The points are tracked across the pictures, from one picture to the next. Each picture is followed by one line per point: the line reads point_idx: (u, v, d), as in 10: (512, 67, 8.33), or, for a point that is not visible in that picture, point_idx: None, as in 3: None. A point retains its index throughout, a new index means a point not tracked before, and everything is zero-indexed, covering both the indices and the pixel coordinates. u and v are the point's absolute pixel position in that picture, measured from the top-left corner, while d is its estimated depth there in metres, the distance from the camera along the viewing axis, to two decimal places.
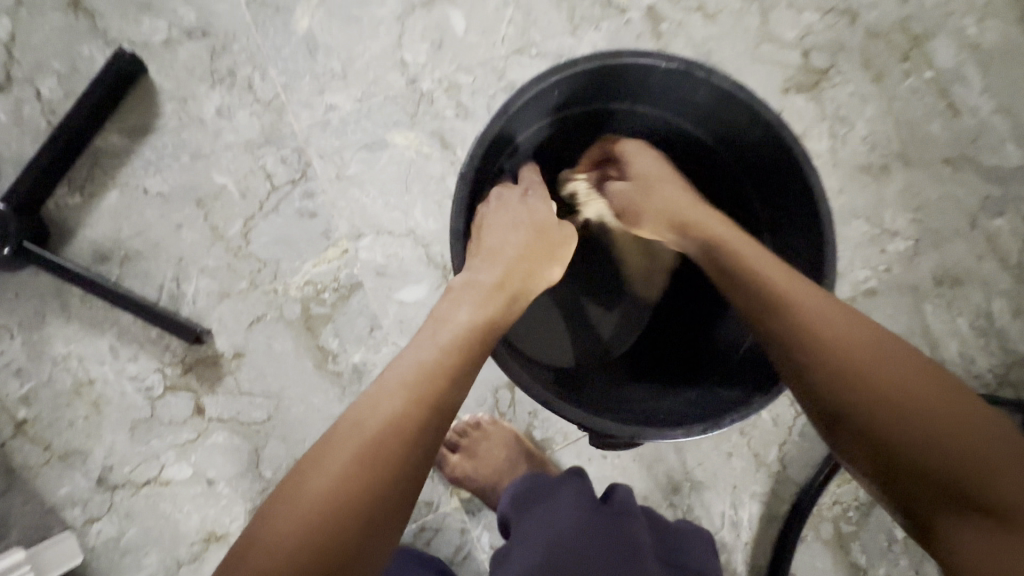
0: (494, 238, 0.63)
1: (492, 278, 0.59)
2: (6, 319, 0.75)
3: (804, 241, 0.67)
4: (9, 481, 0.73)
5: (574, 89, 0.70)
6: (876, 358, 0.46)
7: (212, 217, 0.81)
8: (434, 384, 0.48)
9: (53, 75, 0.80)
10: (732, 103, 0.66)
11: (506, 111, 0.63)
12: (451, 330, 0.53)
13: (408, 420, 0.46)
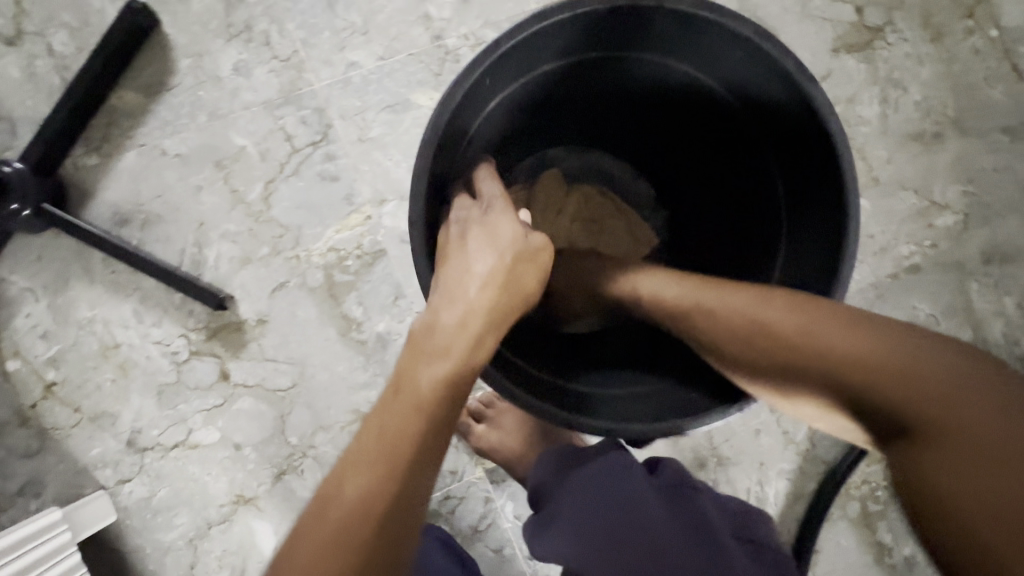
0: (455, 274, 0.53)
1: (456, 319, 0.51)
2: (30, 282, 0.74)
3: (826, 212, 0.59)
4: (40, 442, 0.74)
5: (561, 46, 0.61)
6: (801, 333, 0.47)
7: (232, 180, 0.78)
8: (398, 455, 0.44)
9: (64, 28, 0.77)
10: (751, 52, 0.57)
11: (484, 72, 0.53)
12: (415, 389, 0.47)
13: (375, 501, 0.42)
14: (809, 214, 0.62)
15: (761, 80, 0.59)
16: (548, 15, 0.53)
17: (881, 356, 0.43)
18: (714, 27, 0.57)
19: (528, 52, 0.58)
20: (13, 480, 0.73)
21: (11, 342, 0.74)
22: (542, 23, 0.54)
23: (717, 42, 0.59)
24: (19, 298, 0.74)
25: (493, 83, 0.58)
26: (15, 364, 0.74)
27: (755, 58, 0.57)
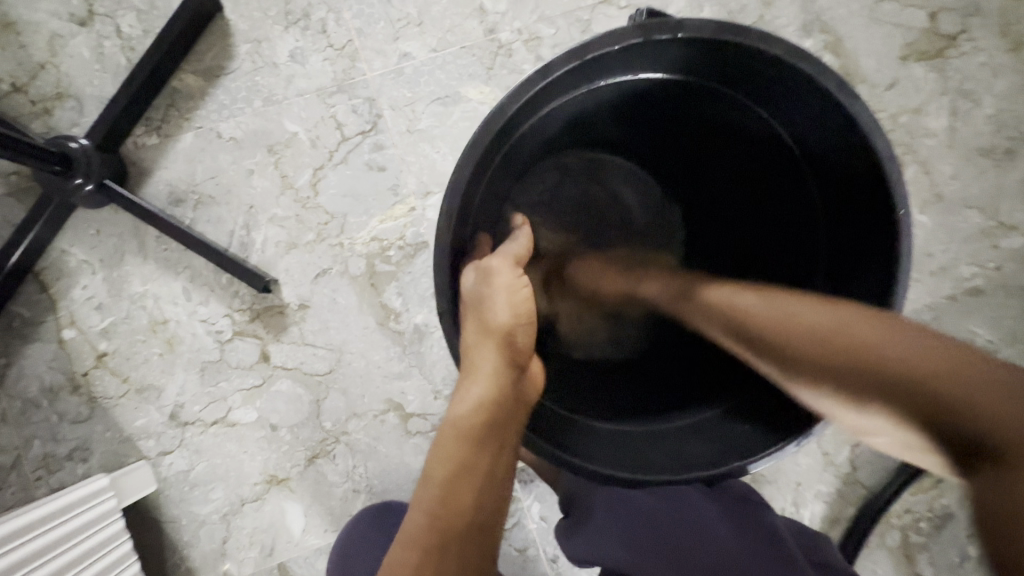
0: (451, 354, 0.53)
1: (463, 390, 0.51)
2: (88, 254, 0.77)
3: (869, 241, 0.55)
4: (90, 409, 0.76)
5: (603, 69, 0.56)
6: (845, 331, 0.46)
7: (283, 165, 0.80)
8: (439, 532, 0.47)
9: (132, 11, 0.79)
10: (805, 87, 0.52)
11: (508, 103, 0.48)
12: (440, 462, 0.50)
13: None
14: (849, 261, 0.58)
15: (816, 117, 0.54)
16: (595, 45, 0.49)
17: (927, 355, 0.42)
18: (763, 62, 0.52)
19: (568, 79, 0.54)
20: (63, 444, 0.75)
21: (67, 311, 0.77)
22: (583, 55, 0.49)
23: (777, 80, 0.54)
24: (77, 269, 0.77)
25: (528, 109, 0.54)
26: (70, 333, 0.77)
27: (818, 98, 0.51)
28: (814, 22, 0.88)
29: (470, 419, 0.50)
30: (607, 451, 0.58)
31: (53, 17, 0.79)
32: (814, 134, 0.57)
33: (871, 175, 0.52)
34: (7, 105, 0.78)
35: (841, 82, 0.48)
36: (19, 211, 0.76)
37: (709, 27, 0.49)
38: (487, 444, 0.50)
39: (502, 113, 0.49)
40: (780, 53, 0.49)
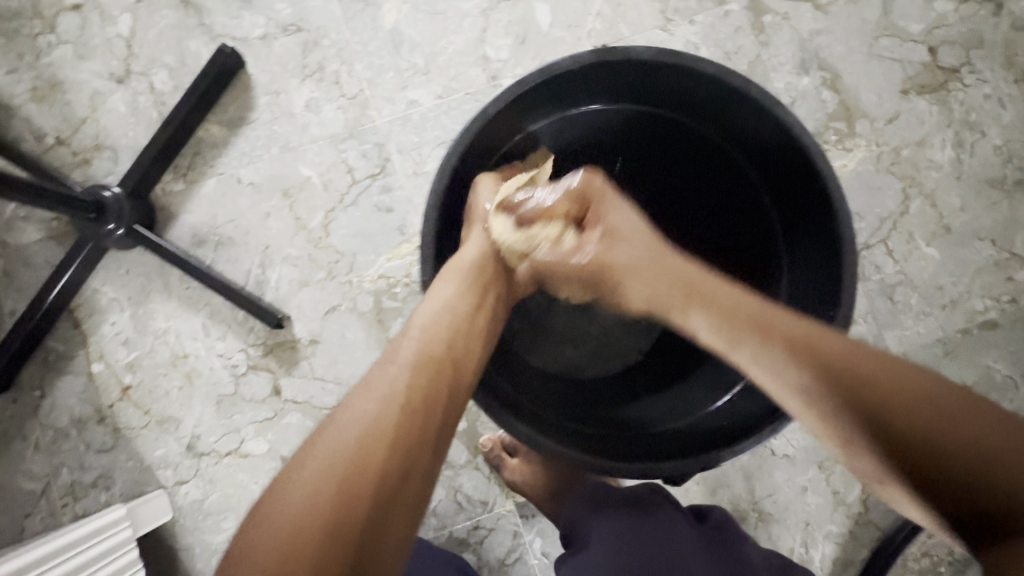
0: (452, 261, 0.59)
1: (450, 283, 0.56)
2: (118, 293, 0.83)
3: (818, 238, 0.62)
4: (115, 439, 0.81)
5: (564, 93, 0.64)
6: (878, 377, 0.43)
7: (297, 208, 0.84)
8: (412, 387, 0.47)
9: (165, 69, 0.87)
10: (740, 101, 0.61)
11: (482, 115, 0.56)
12: (415, 337, 0.51)
13: (382, 424, 0.44)
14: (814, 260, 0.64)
15: (757, 128, 0.62)
16: (560, 64, 0.57)
17: (963, 421, 0.40)
18: (706, 83, 0.60)
19: (537, 95, 0.61)
20: (88, 472, 0.80)
21: (96, 346, 0.82)
22: (550, 72, 0.58)
23: (723, 97, 0.62)
24: (107, 307, 0.82)
25: (504, 119, 0.62)
26: (98, 366, 0.82)
27: (754, 110, 0.60)
28: (812, 58, 0.89)
29: (466, 270, 0.57)
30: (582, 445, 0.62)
31: (95, 76, 0.86)
32: (758, 144, 0.65)
33: (807, 173, 0.60)
34: (51, 156, 0.85)
35: (767, 91, 0.57)
36: (58, 253, 0.82)
37: (651, 51, 0.57)
38: (479, 297, 0.57)
39: (485, 116, 0.56)
40: (714, 70, 0.58)
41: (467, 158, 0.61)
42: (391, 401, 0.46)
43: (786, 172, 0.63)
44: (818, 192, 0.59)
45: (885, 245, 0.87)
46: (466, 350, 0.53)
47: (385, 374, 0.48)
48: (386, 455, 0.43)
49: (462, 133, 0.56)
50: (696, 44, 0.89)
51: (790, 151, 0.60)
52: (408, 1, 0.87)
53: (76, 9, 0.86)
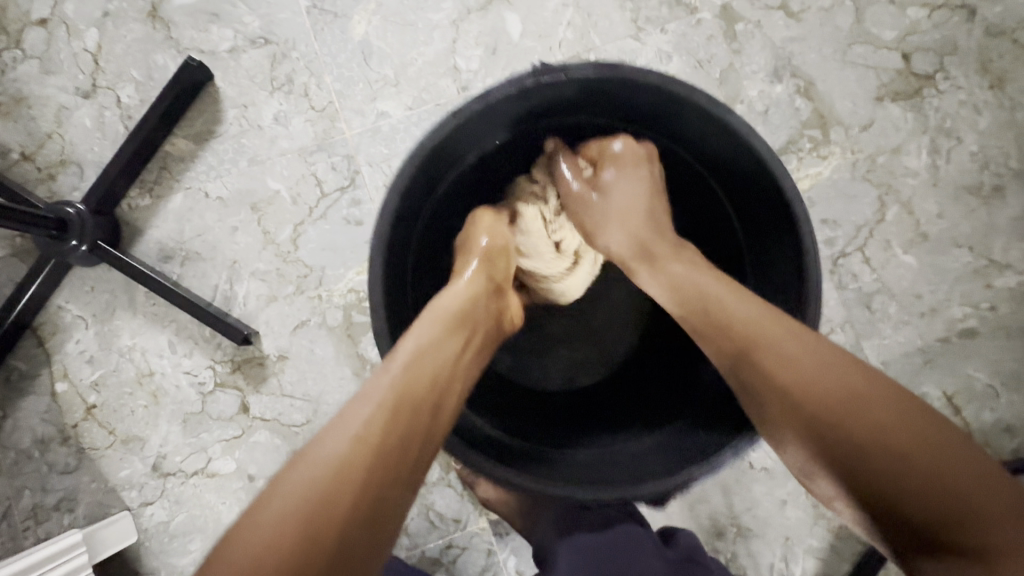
0: (446, 298, 0.59)
1: (434, 326, 0.55)
2: (83, 311, 0.81)
3: (776, 239, 0.61)
4: (79, 460, 0.79)
5: (513, 111, 0.64)
6: (843, 397, 0.45)
7: (265, 221, 0.83)
8: (390, 426, 0.47)
9: (131, 83, 0.86)
10: (689, 108, 0.60)
11: (423, 144, 0.56)
12: (395, 373, 0.50)
13: (356, 465, 0.44)
14: (771, 257, 0.64)
15: (710, 134, 0.62)
16: (494, 91, 0.57)
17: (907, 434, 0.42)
18: (654, 92, 0.59)
19: (477, 121, 0.61)
20: (51, 495, 0.78)
21: (60, 364, 0.80)
22: (485, 98, 0.58)
23: (667, 104, 0.61)
24: (71, 325, 0.81)
25: (447, 149, 0.62)
26: (62, 385, 0.80)
27: (704, 117, 0.59)
28: (786, 66, 0.88)
29: (455, 307, 0.58)
30: (557, 475, 0.60)
31: (61, 91, 0.85)
32: (713, 150, 0.65)
33: (761, 176, 0.59)
34: (15, 172, 0.84)
35: (713, 98, 0.56)
36: (21, 270, 0.81)
37: (589, 67, 0.57)
38: (463, 340, 0.56)
39: (419, 152, 0.56)
40: (658, 79, 0.57)
41: (420, 181, 0.61)
42: (361, 442, 0.45)
43: (738, 173, 0.63)
44: (768, 192, 0.59)
45: (862, 253, 0.86)
46: (445, 391, 0.52)
47: (360, 412, 0.47)
48: (352, 501, 0.43)
49: (400, 171, 0.56)
50: (668, 53, 0.88)
51: (739, 152, 0.60)
52: (377, 13, 0.87)
53: (41, 24, 0.85)
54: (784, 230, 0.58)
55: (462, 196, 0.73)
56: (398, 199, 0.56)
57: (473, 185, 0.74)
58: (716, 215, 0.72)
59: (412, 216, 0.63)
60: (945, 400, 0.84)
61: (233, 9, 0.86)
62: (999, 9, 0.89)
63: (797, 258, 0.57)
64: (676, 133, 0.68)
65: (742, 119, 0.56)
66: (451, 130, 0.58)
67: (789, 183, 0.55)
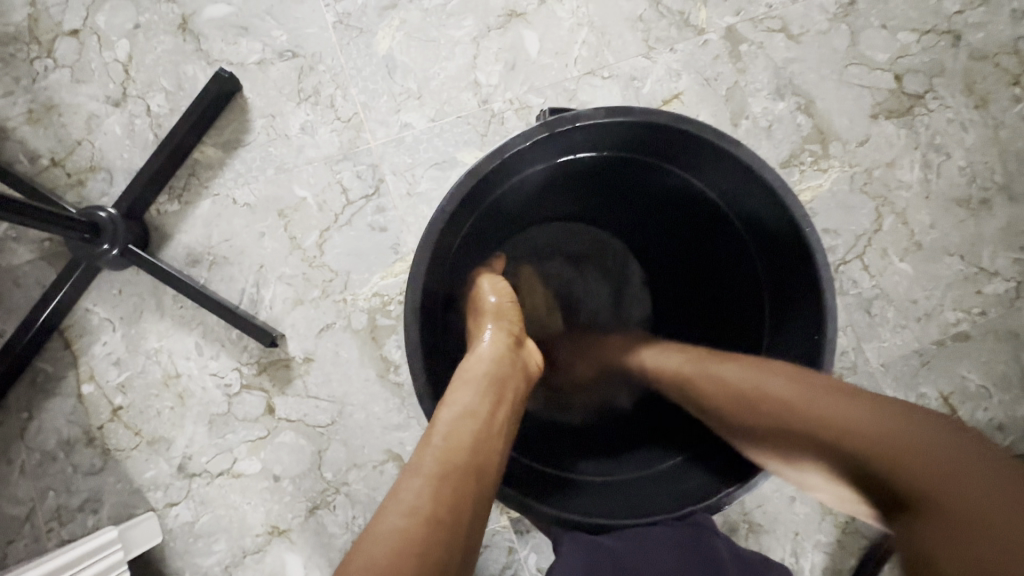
0: (470, 362, 0.60)
1: (469, 396, 0.54)
2: (110, 313, 0.82)
3: (786, 254, 0.63)
4: (104, 460, 0.80)
5: (526, 160, 0.65)
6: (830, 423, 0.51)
7: (292, 227, 0.86)
8: (452, 482, 0.47)
9: (161, 92, 0.88)
10: (694, 141, 0.61)
11: (442, 211, 0.56)
12: (439, 440, 0.50)
13: (419, 535, 0.43)
14: (784, 275, 0.66)
15: (716, 164, 0.63)
16: (511, 144, 0.58)
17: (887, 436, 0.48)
18: (662, 130, 0.61)
19: (494, 173, 0.61)
20: (76, 496, 0.79)
21: (87, 366, 0.82)
22: (500, 154, 0.58)
23: (676, 139, 0.63)
24: (98, 327, 0.82)
25: (470, 199, 0.62)
26: (88, 387, 0.81)
27: (711, 150, 0.61)
28: (787, 85, 0.94)
29: (485, 370, 0.58)
30: (602, 500, 0.65)
31: (91, 99, 0.88)
32: (716, 178, 0.66)
33: (768, 200, 0.61)
34: (45, 177, 0.86)
35: (722, 134, 0.58)
36: (50, 273, 0.82)
37: (599, 113, 0.58)
38: (497, 397, 0.56)
39: (442, 216, 0.57)
40: (667, 120, 0.58)
41: (446, 237, 0.61)
42: (415, 513, 0.44)
43: (748, 200, 0.65)
44: (778, 217, 0.61)
45: (861, 260, 0.91)
46: (493, 453, 0.52)
47: (412, 485, 0.46)
48: (416, 566, 0.41)
49: (429, 227, 0.56)
50: (677, 71, 0.93)
51: (751, 183, 0.61)
52: (401, 29, 0.91)
53: (74, 35, 0.88)
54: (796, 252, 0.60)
55: (478, 239, 0.74)
56: (432, 245, 0.57)
57: (492, 223, 0.75)
58: (726, 234, 0.74)
59: (446, 252, 0.64)
60: (942, 400, 0.88)
61: (262, 23, 0.89)
62: (981, 34, 0.96)
63: (813, 281, 0.58)
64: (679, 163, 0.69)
65: (753, 152, 0.57)
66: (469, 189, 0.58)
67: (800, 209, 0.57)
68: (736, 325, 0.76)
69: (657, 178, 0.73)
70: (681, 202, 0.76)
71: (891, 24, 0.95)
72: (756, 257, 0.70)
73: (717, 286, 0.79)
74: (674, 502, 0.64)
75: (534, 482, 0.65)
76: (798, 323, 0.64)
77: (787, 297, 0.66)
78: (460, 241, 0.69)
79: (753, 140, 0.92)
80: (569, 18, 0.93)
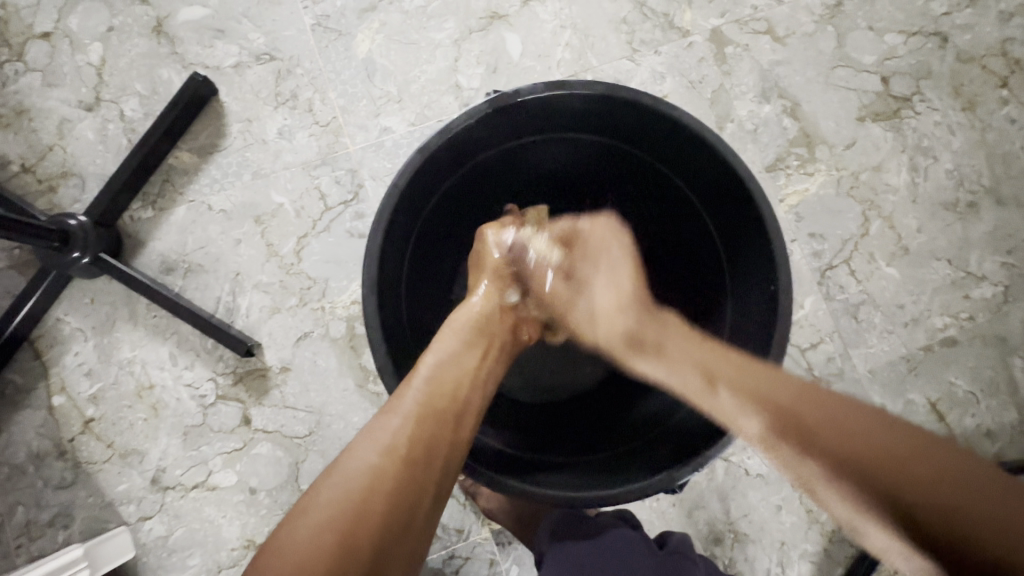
0: (459, 314, 0.61)
1: (454, 343, 0.57)
2: (81, 323, 0.80)
3: (743, 226, 0.62)
4: (75, 474, 0.78)
5: (477, 141, 0.64)
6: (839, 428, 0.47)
7: (269, 234, 0.84)
8: (424, 428, 0.49)
9: (135, 96, 0.86)
10: (640, 112, 0.61)
11: (393, 189, 0.55)
12: (415, 388, 0.51)
13: (387, 471, 0.46)
14: (740, 247, 0.65)
15: (665, 134, 0.63)
16: (454, 124, 0.57)
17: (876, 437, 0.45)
18: (607, 101, 0.60)
19: (442, 156, 0.61)
20: (46, 510, 0.77)
21: (58, 377, 0.80)
22: (447, 131, 0.57)
23: (623, 112, 0.62)
24: (69, 337, 0.80)
25: (420, 185, 0.61)
26: (59, 399, 0.79)
27: (658, 120, 0.61)
28: (773, 88, 0.92)
29: (468, 321, 0.60)
30: (570, 479, 0.60)
31: (63, 104, 0.86)
32: (668, 149, 0.66)
33: (717, 166, 0.60)
34: (15, 184, 0.84)
35: (660, 99, 0.57)
36: (20, 282, 0.81)
37: (540, 88, 0.58)
38: (481, 348, 0.58)
39: (394, 193, 0.55)
40: (608, 89, 0.58)
41: (397, 232, 0.60)
42: (391, 452, 0.47)
43: (699, 168, 0.64)
44: (730, 184, 0.60)
45: (848, 265, 0.90)
46: (468, 407, 0.53)
47: (387, 423, 0.49)
48: (387, 503, 0.45)
49: (377, 215, 0.55)
50: (662, 74, 0.92)
51: (699, 149, 0.60)
52: (381, 31, 0.89)
53: (45, 38, 0.86)
54: (749, 220, 0.59)
55: (440, 230, 0.73)
56: (382, 236, 0.55)
57: (452, 218, 0.74)
58: (689, 212, 0.72)
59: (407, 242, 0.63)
60: (929, 406, 0.87)
61: (239, 26, 0.88)
62: (969, 36, 0.95)
63: (767, 250, 0.58)
64: (634, 139, 0.68)
65: (690, 117, 0.58)
66: (417, 170, 0.57)
67: (746, 174, 0.56)
68: (704, 308, 0.74)
69: (616, 160, 0.73)
70: (642, 186, 0.75)
71: (878, 27, 0.94)
72: (715, 233, 0.69)
73: (686, 271, 0.76)
74: (639, 474, 0.59)
75: (494, 458, 0.61)
76: (761, 301, 0.61)
77: (746, 269, 0.64)
78: (416, 235, 0.67)
79: (738, 144, 0.91)
80: (552, 20, 0.91)
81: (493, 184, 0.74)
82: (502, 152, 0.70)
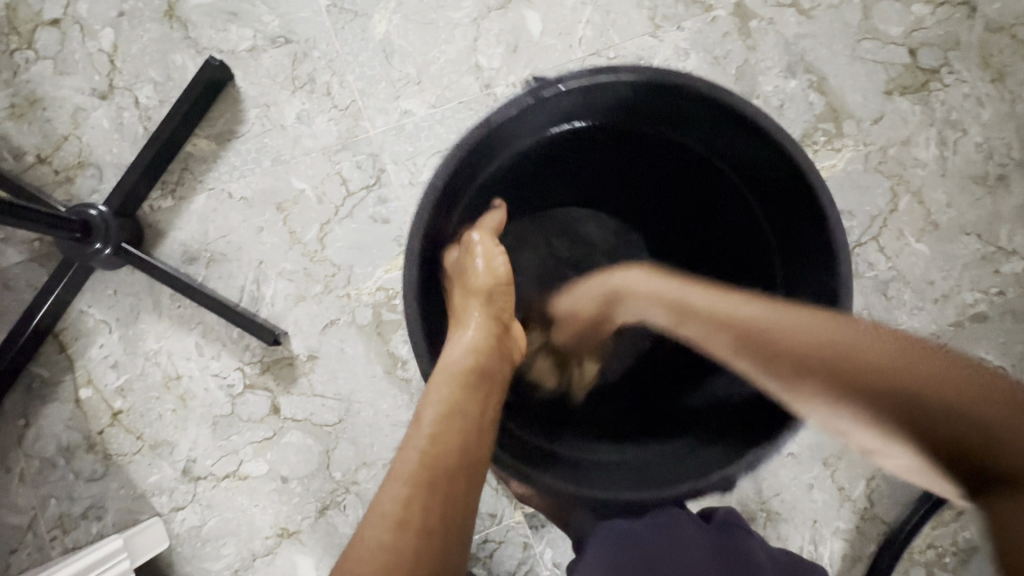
0: (453, 349, 0.56)
1: (450, 389, 0.52)
2: (105, 315, 0.80)
3: (795, 206, 0.62)
4: (106, 466, 0.78)
5: (519, 130, 0.63)
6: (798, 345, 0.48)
7: (291, 221, 0.83)
8: (434, 487, 0.45)
9: (149, 83, 0.85)
10: (689, 98, 0.61)
11: (434, 185, 0.55)
12: (418, 448, 0.47)
13: (404, 543, 0.41)
14: (788, 224, 0.66)
15: (711, 117, 0.62)
16: (500, 116, 0.57)
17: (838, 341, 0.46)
18: (653, 87, 0.60)
19: (485, 147, 0.60)
20: (78, 503, 0.77)
21: (84, 370, 0.79)
22: (489, 123, 0.57)
23: (667, 96, 0.61)
24: (94, 330, 0.79)
25: (460, 177, 0.60)
26: (87, 392, 0.79)
27: (707, 106, 0.61)
28: (798, 62, 0.91)
29: (467, 358, 0.55)
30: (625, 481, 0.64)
31: (76, 92, 0.84)
32: (714, 133, 0.66)
33: (768, 150, 0.60)
34: (32, 175, 0.83)
35: (712, 84, 0.57)
36: (41, 275, 0.79)
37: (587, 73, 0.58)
38: (483, 389, 0.53)
39: (433, 189, 0.55)
40: (655, 75, 0.57)
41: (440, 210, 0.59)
42: (406, 525, 0.42)
43: (749, 151, 0.64)
44: (783, 168, 0.60)
45: (877, 242, 0.89)
46: (475, 453, 0.49)
47: (392, 493, 0.45)
48: (415, 540, 0.42)
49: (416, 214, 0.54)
50: (685, 49, 0.90)
51: (753, 134, 0.60)
52: (397, 11, 0.87)
53: (55, 24, 0.84)
54: (805, 202, 0.60)
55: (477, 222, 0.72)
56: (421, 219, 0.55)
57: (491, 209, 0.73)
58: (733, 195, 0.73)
59: (447, 224, 0.64)
60: None
61: (252, 7, 0.86)
62: (998, 5, 0.92)
63: (823, 231, 0.58)
64: (676, 123, 0.68)
65: (743, 99, 0.57)
66: (459, 163, 0.57)
67: (802, 156, 0.56)
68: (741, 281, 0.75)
69: (655, 143, 0.72)
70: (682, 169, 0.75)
71: None
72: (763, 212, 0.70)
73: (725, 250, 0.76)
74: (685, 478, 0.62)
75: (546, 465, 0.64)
76: (815, 279, 0.62)
77: (797, 248, 0.65)
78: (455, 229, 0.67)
79: None
80: None
81: (531, 172, 0.74)
82: (541, 142, 0.69)
